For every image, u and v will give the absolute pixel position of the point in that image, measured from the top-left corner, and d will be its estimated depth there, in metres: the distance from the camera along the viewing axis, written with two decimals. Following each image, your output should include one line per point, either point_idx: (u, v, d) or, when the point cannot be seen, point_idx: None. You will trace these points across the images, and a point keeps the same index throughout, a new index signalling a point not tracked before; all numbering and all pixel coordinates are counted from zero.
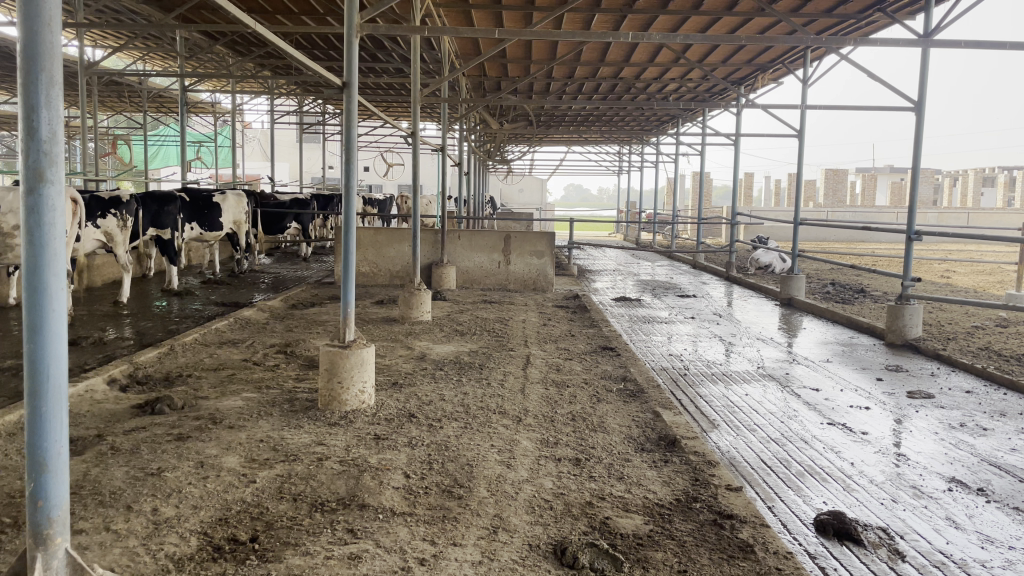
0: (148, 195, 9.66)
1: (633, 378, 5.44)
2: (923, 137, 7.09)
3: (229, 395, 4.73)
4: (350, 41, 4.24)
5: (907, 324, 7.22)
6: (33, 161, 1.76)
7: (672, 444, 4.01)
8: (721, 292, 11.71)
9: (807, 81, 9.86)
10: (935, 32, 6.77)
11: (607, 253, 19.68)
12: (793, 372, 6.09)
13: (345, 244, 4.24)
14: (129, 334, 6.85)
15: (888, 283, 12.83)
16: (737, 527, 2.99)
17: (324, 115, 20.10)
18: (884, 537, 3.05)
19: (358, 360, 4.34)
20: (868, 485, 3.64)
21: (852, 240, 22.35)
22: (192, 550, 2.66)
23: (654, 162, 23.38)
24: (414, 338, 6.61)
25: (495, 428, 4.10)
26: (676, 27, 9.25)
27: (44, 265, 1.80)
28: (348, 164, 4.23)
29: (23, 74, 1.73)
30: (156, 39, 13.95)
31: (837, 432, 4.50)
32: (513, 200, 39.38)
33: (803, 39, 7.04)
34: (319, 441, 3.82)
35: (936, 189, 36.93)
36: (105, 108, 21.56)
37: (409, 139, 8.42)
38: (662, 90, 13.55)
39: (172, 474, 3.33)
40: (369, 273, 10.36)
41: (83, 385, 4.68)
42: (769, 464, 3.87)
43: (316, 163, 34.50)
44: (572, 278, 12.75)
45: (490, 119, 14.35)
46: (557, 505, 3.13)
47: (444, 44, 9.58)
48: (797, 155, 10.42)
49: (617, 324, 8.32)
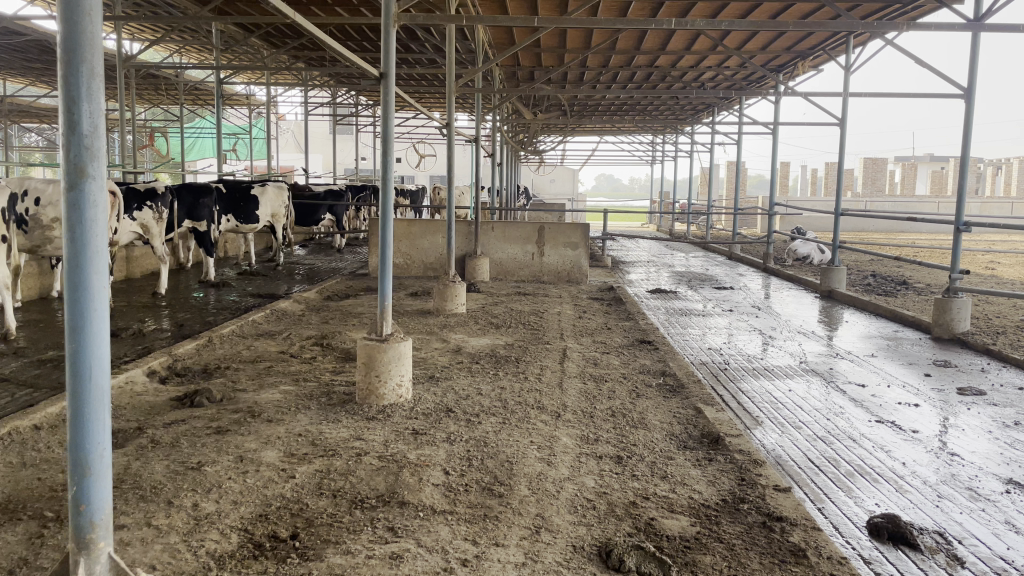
0: (184, 187, 9.74)
1: (672, 372, 5.34)
2: (972, 124, 6.85)
3: (266, 387, 4.73)
4: (388, 30, 4.14)
5: (955, 318, 7.02)
6: (74, 156, 1.73)
7: (716, 441, 3.91)
8: (759, 284, 11.52)
9: (850, 68, 9.60)
10: (986, 17, 6.52)
11: (640, 243, 19.50)
12: (837, 367, 5.94)
13: (383, 237, 4.19)
14: (167, 326, 6.91)
15: (931, 275, 12.52)
16: (787, 530, 2.90)
17: (356, 106, 20.14)
18: (941, 542, 2.94)
19: (395, 354, 4.31)
20: (920, 486, 3.52)
21: (892, 230, 21.83)
22: (234, 547, 2.64)
23: (688, 152, 23.13)
24: (449, 330, 6.58)
25: (533, 424, 4.04)
26: (715, 13, 9.05)
27: (87, 263, 1.76)
28: (386, 156, 4.17)
29: (63, 66, 1.70)
30: (191, 33, 14.05)
31: (886, 430, 4.36)
32: (546, 191, 39.31)
33: (849, 23, 6.80)
34: (358, 436, 3.79)
35: (978, 178, 36.20)
36: (143, 100, 21.88)
37: (444, 130, 8.27)
38: (698, 78, 13.32)
39: (212, 469, 3.32)
40: (403, 265, 10.35)
41: (124, 376, 4.73)
42: (817, 464, 3.76)
43: (348, 155, 34.76)
44: (606, 270, 12.62)
45: (524, 109, 14.24)
46: (600, 505, 3.05)
47: (478, 33, 9.47)
48: (839, 144, 10.14)
49: (653, 317, 8.20)
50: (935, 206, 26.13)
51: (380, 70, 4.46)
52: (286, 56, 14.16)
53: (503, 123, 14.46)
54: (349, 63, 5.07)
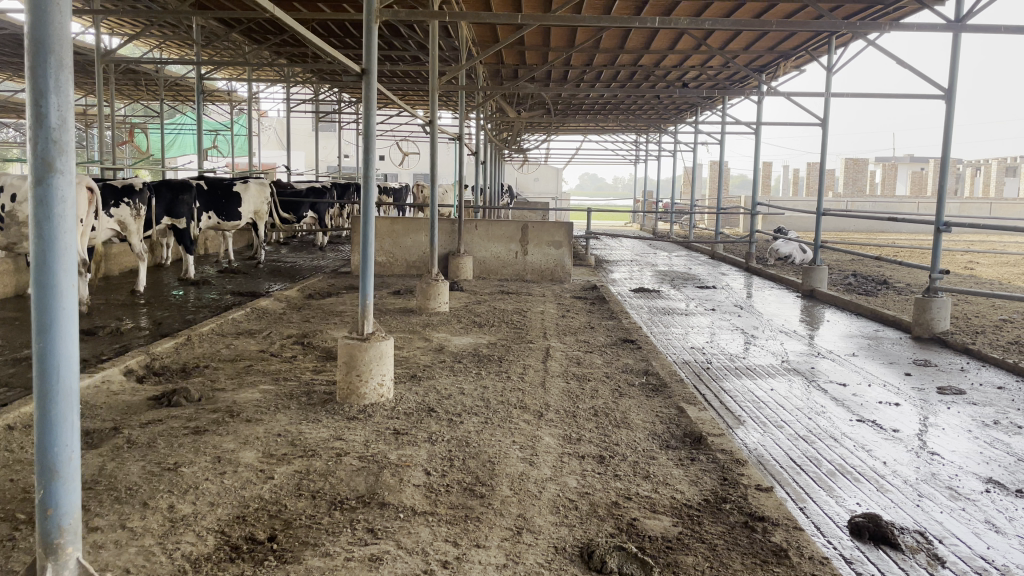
0: (163, 183, 9.62)
1: (655, 372, 5.32)
2: (953, 124, 6.90)
3: (246, 387, 4.67)
4: (370, 26, 4.10)
5: (935, 317, 7.07)
6: (41, 150, 1.69)
7: (699, 441, 3.91)
8: (741, 283, 11.57)
9: (832, 69, 9.66)
10: (967, 18, 6.58)
11: (623, 242, 19.59)
12: (818, 366, 5.96)
13: (365, 234, 4.14)
14: (146, 324, 6.82)
15: (912, 275, 12.62)
16: (769, 530, 2.89)
17: (339, 103, 20.03)
18: (921, 542, 2.95)
19: (376, 353, 4.26)
20: (901, 486, 3.53)
21: (872, 231, 22.05)
22: (209, 549, 2.59)
23: (672, 151, 23.20)
24: (432, 329, 6.54)
25: (516, 423, 4.02)
26: (699, 12, 9.08)
27: (55, 260, 1.72)
28: (367, 153, 4.12)
29: (31, 58, 1.66)
30: (172, 28, 13.93)
31: (867, 429, 4.38)
32: (529, 189, 39.32)
33: (833, 23, 6.81)
34: (337, 436, 3.74)
35: (957, 180, 36.61)
36: (122, 96, 21.64)
37: (428, 128, 8.20)
38: (682, 78, 13.35)
39: (189, 470, 3.26)
40: (385, 263, 10.29)
41: (100, 376, 4.64)
42: (799, 463, 3.76)
43: (331, 152, 34.60)
44: (589, 268, 12.64)
45: (507, 107, 14.22)
46: (582, 505, 3.04)
47: (461, 30, 9.43)
48: (821, 145, 10.19)
49: (636, 315, 8.21)
50: (915, 206, 26.38)
51: (362, 66, 4.41)
52: (268, 52, 14.05)
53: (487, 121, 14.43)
54: (328, 58, 4.98)
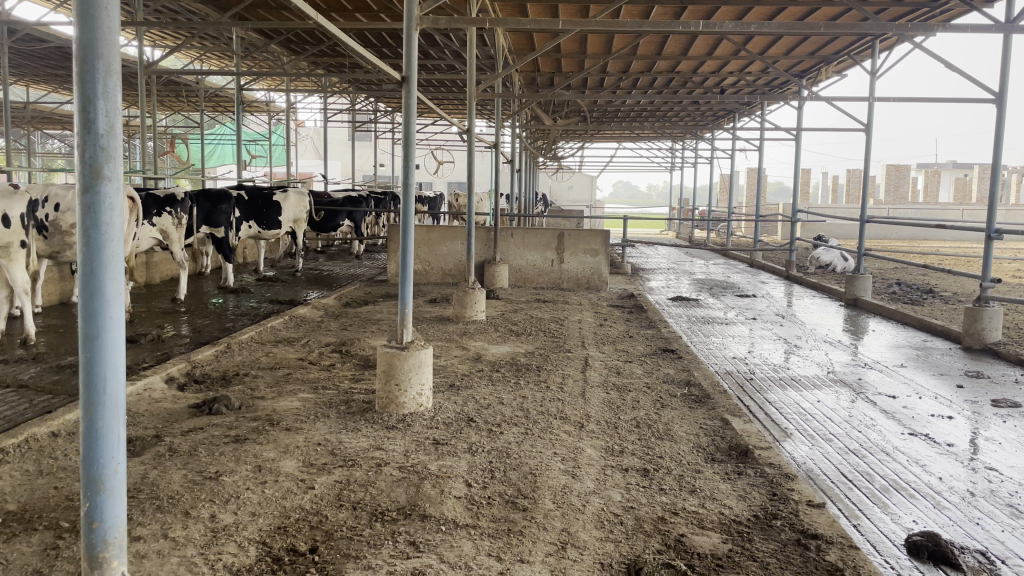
0: (202, 193, 9.76)
1: (697, 383, 5.19)
2: (1004, 128, 6.70)
3: (285, 395, 4.67)
4: (410, 35, 4.08)
5: (987, 328, 6.85)
6: (89, 157, 1.69)
7: (745, 454, 3.80)
8: (781, 292, 11.38)
9: (876, 73, 9.46)
10: (1019, 19, 6.39)
11: (659, 251, 19.42)
12: (865, 378, 5.79)
13: (404, 242, 4.11)
14: (186, 332, 6.88)
15: (959, 284, 12.28)
16: (824, 548, 2.79)
17: (375, 113, 20.18)
18: (984, 562, 2.82)
19: (416, 362, 4.23)
20: (959, 503, 3.39)
21: (915, 239, 21.61)
22: (252, 560, 2.57)
23: (709, 159, 22.96)
24: (469, 338, 6.49)
25: (557, 435, 3.95)
26: (739, 17, 8.95)
27: (102, 269, 1.71)
28: (407, 162, 4.09)
29: (79, 63, 1.65)
30: (212, 40, 14.15)
31: (920, 443, 4.24)
32: (564, 197, 39.28)
33: (880, 26, 6.64)
34: (377, 445, 3.71)
35: (1003, 185, 35.65)
36: (164, 107, 22.07)
37: (464, 136, 8.18)
38: (720, 84, 13.22)
39: (230, 479, 3.25)
40: (421, 271, 10.30)
41: (142, 385, 4.67)
42: (850, 478, 3.64)
43: (366, 161, 34.97)
44: (626, 277, 12.51)
45: (543, 116, 14.19)
46: (627, 520, 2.96)
47: (497, 37, 9.41)
48: (864, 151, 10.00)
49: (675, 324, 8.09)
50: (960, 213, 25.72)
51: (402, 74, 4.39)
52: (305, 62, 14.21)
53: (522, 129, 14.40)
54: (369, 66, 4.99)
